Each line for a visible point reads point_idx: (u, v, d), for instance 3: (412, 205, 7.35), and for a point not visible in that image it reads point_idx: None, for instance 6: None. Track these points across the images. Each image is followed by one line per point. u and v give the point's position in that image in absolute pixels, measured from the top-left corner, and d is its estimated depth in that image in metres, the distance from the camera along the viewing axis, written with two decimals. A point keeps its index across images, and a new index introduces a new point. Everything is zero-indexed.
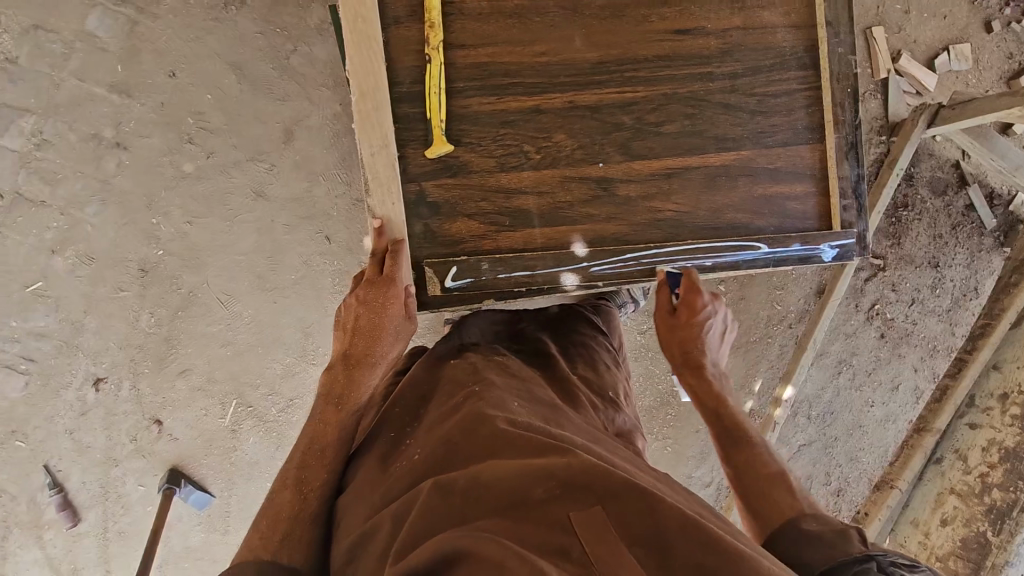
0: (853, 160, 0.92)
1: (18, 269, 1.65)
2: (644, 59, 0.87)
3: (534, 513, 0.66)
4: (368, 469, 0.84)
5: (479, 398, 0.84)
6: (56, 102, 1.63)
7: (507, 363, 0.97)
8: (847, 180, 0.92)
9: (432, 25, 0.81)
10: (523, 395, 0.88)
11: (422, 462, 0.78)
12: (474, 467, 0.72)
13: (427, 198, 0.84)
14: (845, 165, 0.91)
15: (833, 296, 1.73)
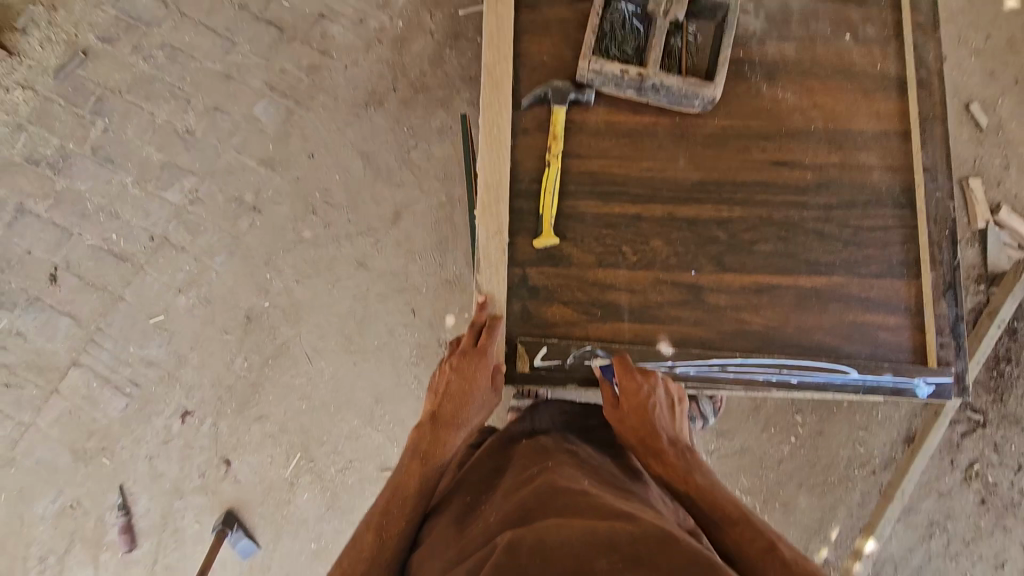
0: (951, 300, 0.93)
1: (147, 302, 1.87)
2: (742, 183, 0.94)
3: None
4: (443, 531, 0.87)
5: (554, 474, 0.87)
6: (215, 168, 1.93)
7: (580, 449, 0.99)
8: (945, 319, 0.92)
9: (555, 136, 0.93)
10: (594, 478, 0.89)
11: (497, 525, 0.80)
12: (540, 528, 0.74)
13: (529, 282, 0.92)
14: (943, 304, 0.92)
15: (925, 446, 1.61)
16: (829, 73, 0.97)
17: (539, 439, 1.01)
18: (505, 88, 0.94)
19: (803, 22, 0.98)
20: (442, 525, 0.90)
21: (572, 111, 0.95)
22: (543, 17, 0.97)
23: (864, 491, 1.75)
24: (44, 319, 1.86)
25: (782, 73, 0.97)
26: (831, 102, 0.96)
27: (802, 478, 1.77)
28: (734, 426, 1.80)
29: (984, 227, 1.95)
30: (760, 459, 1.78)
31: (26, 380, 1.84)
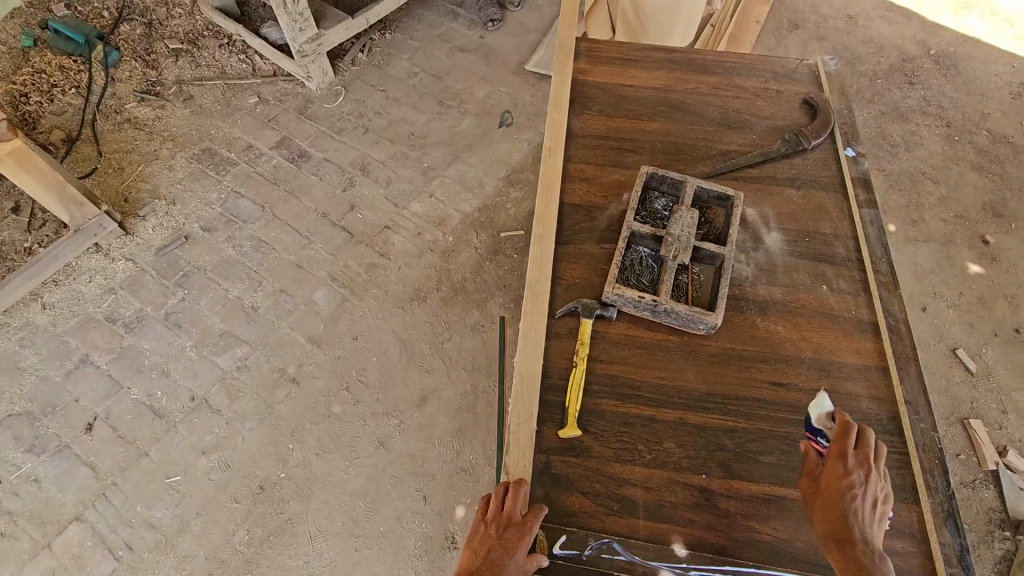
0: (953, 528, 0.98)
1: (169, 460, 1.92)
2: (745, 398, 1.07)
3: None
4: None
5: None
6: (267, 340, 2.14)
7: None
8: (952, 547, 0.96)
9: (582, 341, 1.10)
10: None
11: None
12: None
13: (552, 469, 0.99)
14: (946, 532, 0.97)
15: None
16: (812, 313, 1.17)
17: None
18: (543, 301, 1.15)
19: (786, 272, 1.22)
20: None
21: (598, 324, 1.14)
22: (577, 251, 1.23)
23: None
24: (65, 467, 1.90)
25: (772, 310, 1.17)
26: (817, 336, 1.14)
27: None
28: None
29: (995, 469, 1.98)
30: None
31: (23, 530, 1.80)
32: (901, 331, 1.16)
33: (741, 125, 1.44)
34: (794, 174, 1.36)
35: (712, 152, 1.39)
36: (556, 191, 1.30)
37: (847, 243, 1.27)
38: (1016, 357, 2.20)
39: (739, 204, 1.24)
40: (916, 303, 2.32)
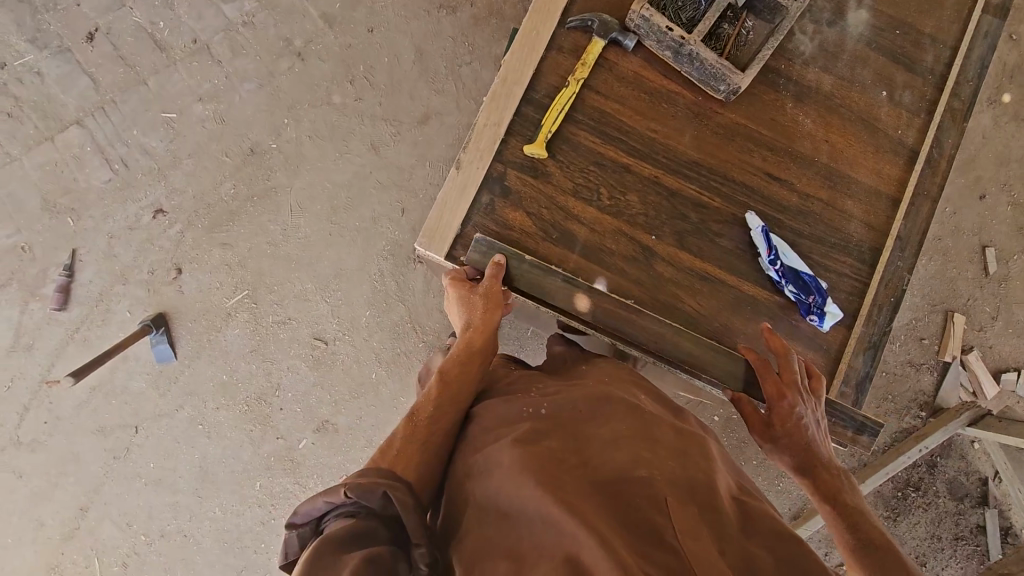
0: (868, 358, 0.98)
1: (167, 96, 1.91)
2: (732, 180, 0.99)
3: (632, 511, 0.74)
4: (494, 414, 0.96)
5: (617, 410, 0.89)
6: (278, 3, 1.95)
7: (631, 385, 0.99)
8: (855, 371, 0.97)
9: (584, 63, 0.97)
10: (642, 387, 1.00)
11: (541, 422, 0.89)
12: (594, 455, 0.82)
13: (504, 181, 0.95)
14: (858, 358, 0.98)
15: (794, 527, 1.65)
16: (852, 120, 1.01)
17: (593, 373, 1.01)
18: (556, 6, 0.99)
19: (849, 64, 1.02)
20: (476, 434, 0.94)
21: (609, 50, 0.99)
22: None
23: None
24: (67, 71, 1.89)
25: (810, 100, 1.01)
26: (843, 145, 1.01)
27: None
28: None
29: (949, 361, 1.99)
30: None
31: (28, 118, 1.87)
32: (937, 168, 1.02)
33: None
34: None
35: None
36: None
37: (939, 56, 1.04)
38: None
39: None
40: (978, 187, 2.07)
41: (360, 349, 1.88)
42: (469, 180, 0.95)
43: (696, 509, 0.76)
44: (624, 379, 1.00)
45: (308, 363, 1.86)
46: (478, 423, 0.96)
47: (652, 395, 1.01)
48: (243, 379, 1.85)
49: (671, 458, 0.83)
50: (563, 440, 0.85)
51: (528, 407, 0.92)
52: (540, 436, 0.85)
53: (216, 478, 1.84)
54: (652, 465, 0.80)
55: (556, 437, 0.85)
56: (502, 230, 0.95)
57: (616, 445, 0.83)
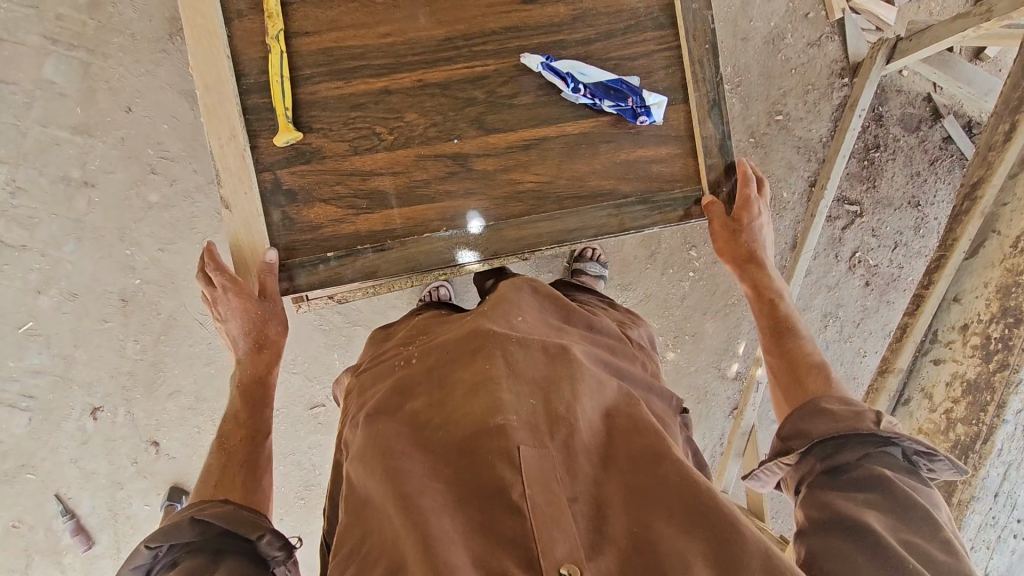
0: (716, 118, 0.95)
1: (9, 311, 1.76)
2: (492, 32, 0.92)
3: (480, 467, 0.77)
4: (373, 377, 1.01)
5: (477, 354, 0.88)
6: (25, 150, 1.73)
7: (510, 315, 0.96)
8: (712, 139, 0.95)
9: (270, 14, 0.89)
10: (533, 314, 1.01)
11: (406, 381, 0.92)
12: (451, 411, 0.84)
13: (282, 186, 0.90)
14: (709, 124, 0.95)
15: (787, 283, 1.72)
16: None
17: (474, 314, 0.99)
18: None
19: None
20: (359, 396, 1.00)
21: None
22: None
23: None
24: None
25: None
26: None
27: (704, 308, 1.92)
28: (631, 275, 1.89)
29: (842, 17, 1.89)
30: (663, 301, 1.91)
31: None
32: None
33: None
34: None
35: None
36: None
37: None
38: None
39: None
40: None
41: None
42: (241, 210, 0.89)
43: (553, 452, 0.78)
44: (504, 312, 0.98)
45: (321, 430, 1.86)
46: (361, 388, 1.02)
47: (532, 315, 1.01)
48: (282, 483, 1.88)
49: (536, 399, 0.83)
50: (428, 404, 0.87)
51: (403, 365, 0.97)
52: (410, 400, 0.89)
53: None
54: (512, 412, 0.80)
55: (421, 402, 0.88)
56: (315, 233, 0.90)
57: (476, 390, 0.84)
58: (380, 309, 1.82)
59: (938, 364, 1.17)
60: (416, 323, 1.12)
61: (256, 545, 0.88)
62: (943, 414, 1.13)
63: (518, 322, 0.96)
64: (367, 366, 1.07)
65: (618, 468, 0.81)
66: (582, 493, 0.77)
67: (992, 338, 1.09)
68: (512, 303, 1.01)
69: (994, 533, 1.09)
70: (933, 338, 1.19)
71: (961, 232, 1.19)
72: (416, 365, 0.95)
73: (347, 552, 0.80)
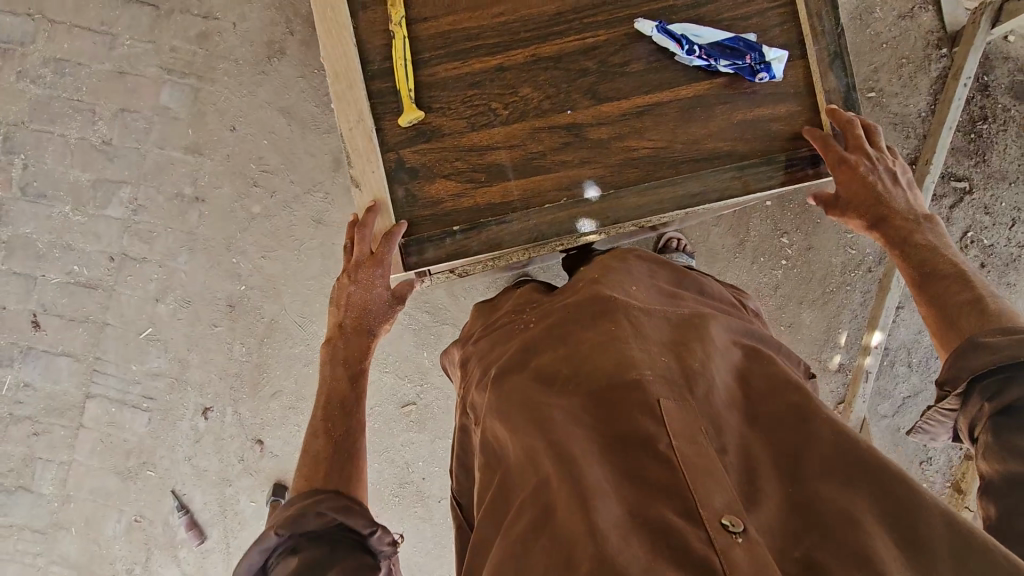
0: (839, 70, 0.91)
1: (131, 319, 1.92)
2: (603, 3, 0.91)
3: (622, 420, 0.80)
4: (489, 343, 1.05)
5: (603, 316, 0.91)
6: (144, 171, 1.89)
7: (626, 283, 0.99)
8: (836, 92, 0.92)
9: (392, 2, 0.91)
10: (647, 279, 1.04)
11: (530, 341, 0.96)
12: (581, 365, 0.87)
13: (405, 165, 0.92)
14: (831, 77, 0.92)
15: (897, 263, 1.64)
16: None
17: (587, 276, 1.03)
18: None
19: None
20: (477, 360, 1.05)
21: None
22: None
23: (863, 290, 1.84)
24: (45, 366, 1.93)
25: None
26: None
27: (800, 295, 1.84)
28: (721, 264, 1.85)
29: None
30: (756, 290, 1.85)
31: (52, 422, 1.93)
32: None
33: None
34: None
35: None
36: None
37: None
38: None
39: None
40: None
41: (444, 386, 1.89)
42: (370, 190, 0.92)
43: (692, 405, 0.81)
44: (621, 277, 1.01)
45: (414, 427, 1.90)
46: (477, 354, 1.06)
47: (646, 282, 1.04)
48: (378, 480, 1.92)
49: (669, 356, 0.86)
50: (558, 359, 0.90)
51: (521, 330, 1.01)
52: (535, 358, 0.93)
53: (418, 566, 1.96)
54: (648, 367, 0.83)
55: (549, 358, 0.92)
56: (435, 209, 0.91)
57: (607, 346, 0.87)
58: (467, 308, 1.86)
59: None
60: (523, 292, 1.16)
61: (370, 539, 0.91)
62: None
63: (636, 288, 0.99)
64: (479, 335, 1.12)
65: (761, 423, 0.86)
66: (730, 447, 0.81)
67: None
68: (626, 270, 1.05)
69: None
70: None
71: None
72: (536, 329, 0.98)
73: (492, 503, 0.85)
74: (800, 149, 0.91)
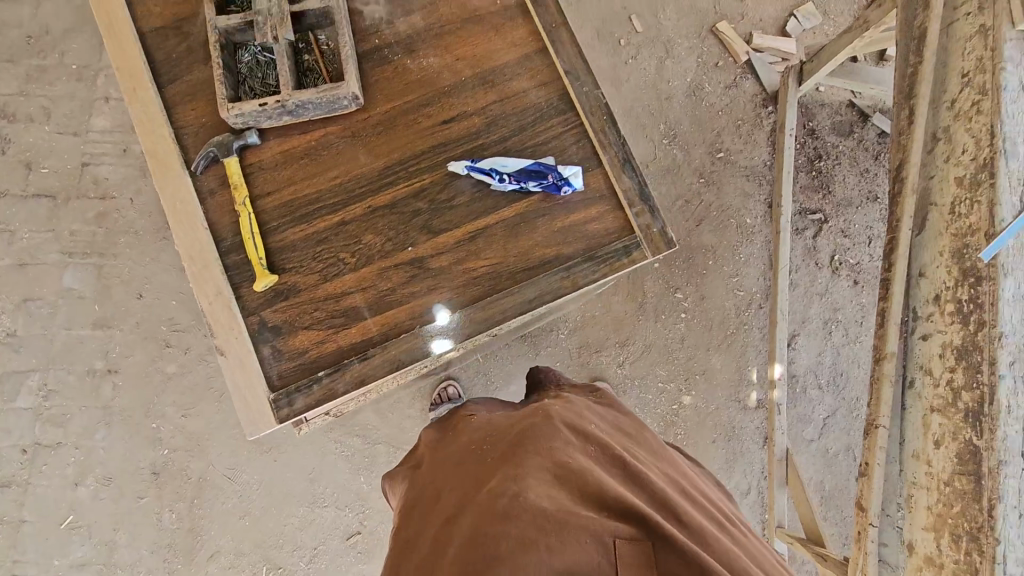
0: (631, 171, 1.00)
1: (50, 510, 1.83)
2: (425, 150, 1.01)
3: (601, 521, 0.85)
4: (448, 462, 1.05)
5: (580, 439, 1.01)
6: (53, 354, 1.89)
7: (586, 416, 1.10)
8: (633, 190, 0.99)
9: (235, 184, 0.97)
10: (601, 414, 1.15)
11: (504, 449, 0.99)
12: (563, 470, 0.92)
13: (267, 325, 0.96)
14: (625, 178, 1.00)
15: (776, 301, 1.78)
16: (458, 24, 1.05)
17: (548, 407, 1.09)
18: (172, 162, 0.99)
19: None
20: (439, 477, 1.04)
21: (247, 156, 1.00)
22: (182, 84, 1.01)
23: (760, 326, 1.97)
24: None
25: (418, 42, 1.04)
26: (469, 49, 1.04)
27: (706, 344, 1.96)
28: (628, 329, 1.96)
29: (748, 58, 2.10)
30: (665, 347, 1.96)
31: None
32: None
33: None
34: None
35: None
36: (121, 22, 1.03)
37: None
38: None
39: None
40: None
41: (386, 508, 1.86)
42: (236, 357, 0.94)
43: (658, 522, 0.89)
44: (582, 419, 1.07)
45: (362, 559, 1.84)
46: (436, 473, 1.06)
47: (597, 416, 1.15)
48: None
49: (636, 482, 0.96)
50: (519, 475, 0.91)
51: (488, 444, 1.04)
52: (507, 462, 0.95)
53: None
54: (612, 501, 0.87)
55: (510, 473, 0.92)
56: (301, 359, 0.95)
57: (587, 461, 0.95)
58: (397, 423, 1.88)
59: (928, 340, 1.19)
60: (479, 416, 1.18)
61: None
62: (948, 386, 1.13)
63: (597, 422, 1.10)
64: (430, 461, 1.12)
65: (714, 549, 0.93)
66: None
67: (965, 302, 1.12)
68: (586, 412, 1.12)
69: None
70: (917, 315, 1.22)
71: (902, 213, 1.25)
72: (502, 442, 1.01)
73: None
74: (618, 239, 0.99)
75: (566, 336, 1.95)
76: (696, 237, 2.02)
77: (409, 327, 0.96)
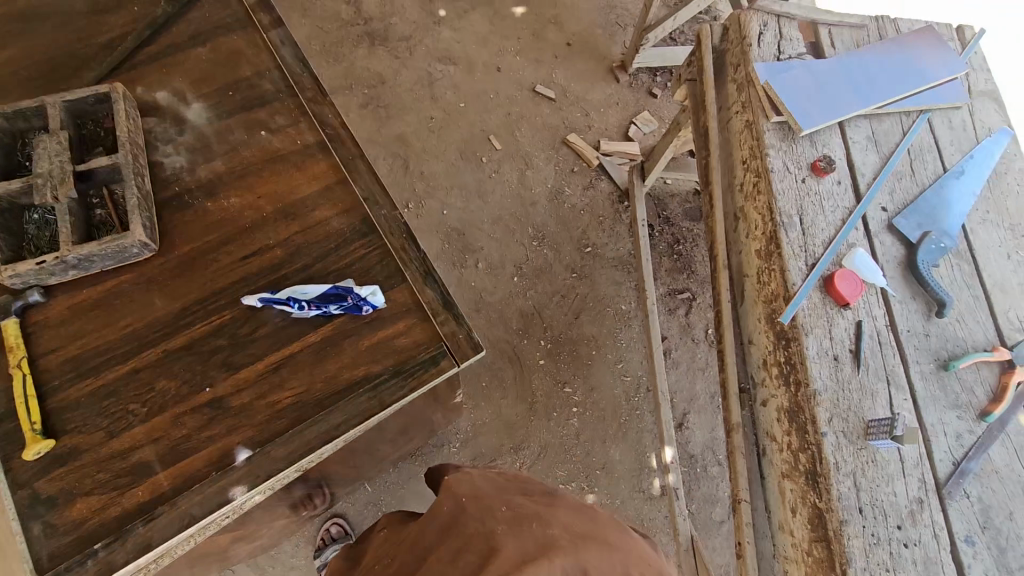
0: (434, 284, 1.04)
1: None
2: (225, 287, 1.00)
3: None
4: None
5: (467, 527, 0.87)
6: None
7: (483, 488, 0.96)
8: (436, 301, 1.03)
9: (12, 345, 0.92)
10: (507, 479, 1.01)
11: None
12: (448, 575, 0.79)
13: (40, 496, 0.86)
14: (428, 291, 1.03)
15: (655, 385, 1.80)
16: (260, 166, 1.10)
17: (449, 497, 0.95)
18: None
19: (222, 139, 1.11)
20: None
21: (30, 316, 0.96)
22: None
23: (651, 411, 1.98)
24: None
25: (220, 185, 1.08)
26: (272, 187, 1.08)
27: (602, 436, 1.94)
28: (521, 431, 1.91)
29: (599, 162, 2.30)
30: (562, 445, 1.92)
31: None
32: (344, 136, 1.14)
33: (111, 8, 1.21)
34: (194, 32, 1.20)
35: (93, 54, 1.17)
36: None
37: (272, 76, 1.18)
38: (576, 66, 2.47)
39: (118, 97, 1.04)
40: (490, 67, 2.40)
41: None
42: None
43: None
44: (486, 498, 0.92)
45: None
46: None
47: (500, 482, 1.00)
48: None
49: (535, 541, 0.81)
50: None
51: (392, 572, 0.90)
52: None
53: None
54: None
55: None
56: (78, 531, 0.85)
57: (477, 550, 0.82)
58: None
59: (766, 406, 1.21)
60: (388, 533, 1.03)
61: None
62: (789, 449, 1.14)
63: (496, 492, 0.95)
64: None
65: None
66: None
67: (784, 364, 1.17)
68: (491, 489, 0.97)
69: (884, 550, 1.02)
70: (752, 382, 1.25)
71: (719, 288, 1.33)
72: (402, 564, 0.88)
73: None
74: (424, 351, 1.00)
75: (458, 448, 1.88)
76: (576, 329, 2.06)
77: (205, 474, 0.89)
